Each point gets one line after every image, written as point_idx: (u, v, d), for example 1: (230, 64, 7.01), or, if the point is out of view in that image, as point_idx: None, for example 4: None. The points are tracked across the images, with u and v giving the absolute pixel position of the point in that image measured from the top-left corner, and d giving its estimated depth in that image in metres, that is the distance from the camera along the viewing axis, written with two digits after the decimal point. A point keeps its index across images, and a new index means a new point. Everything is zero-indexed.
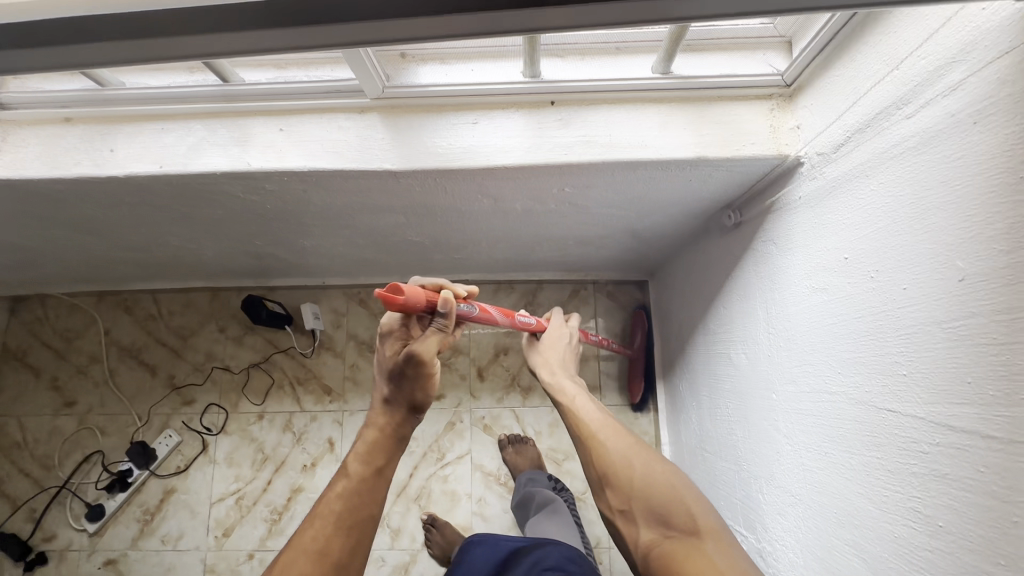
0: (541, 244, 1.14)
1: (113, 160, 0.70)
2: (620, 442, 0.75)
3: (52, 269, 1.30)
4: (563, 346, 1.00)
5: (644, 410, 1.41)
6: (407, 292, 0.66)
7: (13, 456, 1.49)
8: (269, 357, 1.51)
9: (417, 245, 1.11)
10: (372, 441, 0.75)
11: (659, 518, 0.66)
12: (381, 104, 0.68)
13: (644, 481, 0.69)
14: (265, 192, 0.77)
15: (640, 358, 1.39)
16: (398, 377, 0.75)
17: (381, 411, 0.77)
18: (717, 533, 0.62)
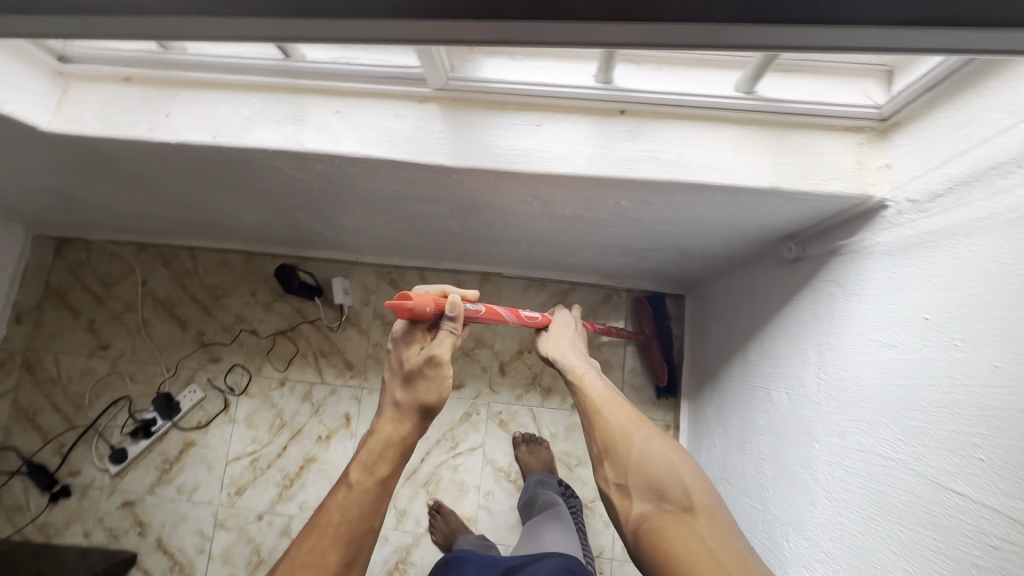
0: (584, 249, 1.10)
1: (168, 125, 0.69)
2: (624, 419, 0.77)
3: (98, 217, 1.32)
4: (569, 331, 1.01)
5: (672, 397, 1.38)
6: (416, 297, 0.71)
7: (47, 390, 1.55)
8: (296, 326, 1.52)
9: (456, 235, 1.08)
10: (380, 448, 0.76)
11: (651, 491, 0.67)
12: (442, 95, 0.65)
13: (642, 455, 0.71)
14: (314, 172, 0.76)
15: (657, 345, 1.37)
16: (411, 381, 0.78)
17: (388, 416, 0.79)
18: (710, 510, 0.62)
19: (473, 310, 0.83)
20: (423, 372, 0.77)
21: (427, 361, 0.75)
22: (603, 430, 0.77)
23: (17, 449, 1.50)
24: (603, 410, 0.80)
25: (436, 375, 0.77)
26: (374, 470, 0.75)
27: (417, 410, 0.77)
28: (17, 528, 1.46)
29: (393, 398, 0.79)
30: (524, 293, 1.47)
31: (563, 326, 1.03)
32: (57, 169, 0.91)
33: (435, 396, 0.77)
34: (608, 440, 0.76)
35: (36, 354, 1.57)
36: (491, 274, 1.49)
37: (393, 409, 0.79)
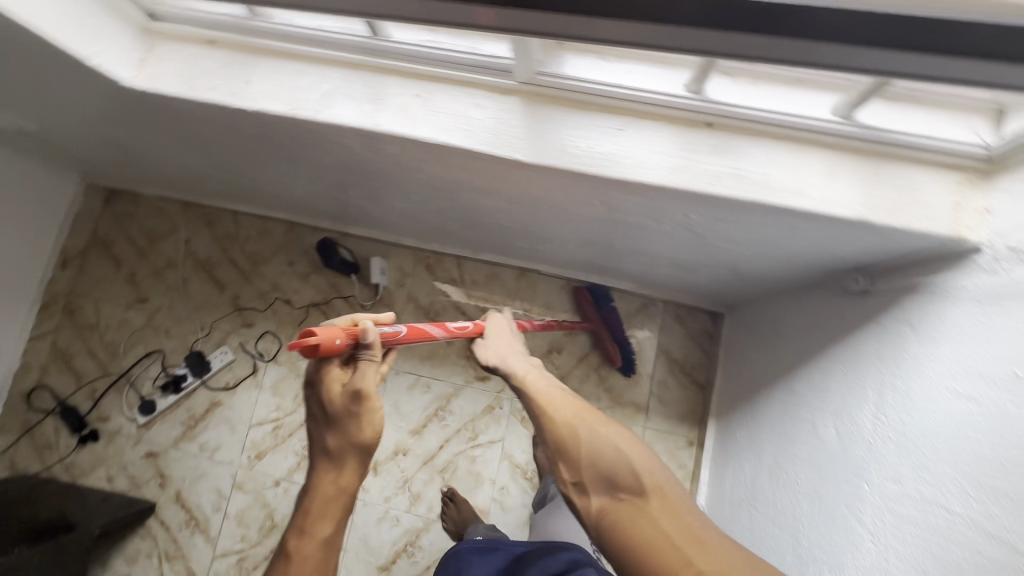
0: (633, 257, 1.08)
1: (247, 92, 0.69)
2: (570, 410, 0.65)
3: (151, 172, 1.34)
4: (509, 335, 0.90)
5: (631, 374, 1.40)
6: (321, 331, 0.61)
7: (84, 336, 1.59)
8: (329, 300, 1.53)
9: (505, 229, 1.08)
10: (319, 507, 0.67)
11: (603, 483, 0.58)
12: (526, 89, 0.64)
13: (591, 442, 0.60)
14: (382, 153, 0.75)
15: (603, 328, 1.39)
16: (341, 429, 0.67)
17: (321, 471, 0.68)
18: (665, 490, 0.55)
19: (392, 334, 0.73)
20: (352, 412, 0.67)
21: (355, 402, 0.66)
22: (547, 422, 0.65)
23: (52, 389, 1.55)
24: (546, 402, 0.68)
25: (366, 413, 0.67)
26: (317, 533, 0.66)
27: (354, 451, 0.67)
28: (45, 465, 1.51)
29: (323, 449, 0.68)
30: (559, 292, 1.47)
31: (501, 330, 0.92)
32: (125, 123, 0.92)
33: (371, 434, 0.68)
34: (554, 432, 0.63)
35: (76, 300, 1.60)
36: (527, 270, 1.48)
37: (325, 461, 0.68)
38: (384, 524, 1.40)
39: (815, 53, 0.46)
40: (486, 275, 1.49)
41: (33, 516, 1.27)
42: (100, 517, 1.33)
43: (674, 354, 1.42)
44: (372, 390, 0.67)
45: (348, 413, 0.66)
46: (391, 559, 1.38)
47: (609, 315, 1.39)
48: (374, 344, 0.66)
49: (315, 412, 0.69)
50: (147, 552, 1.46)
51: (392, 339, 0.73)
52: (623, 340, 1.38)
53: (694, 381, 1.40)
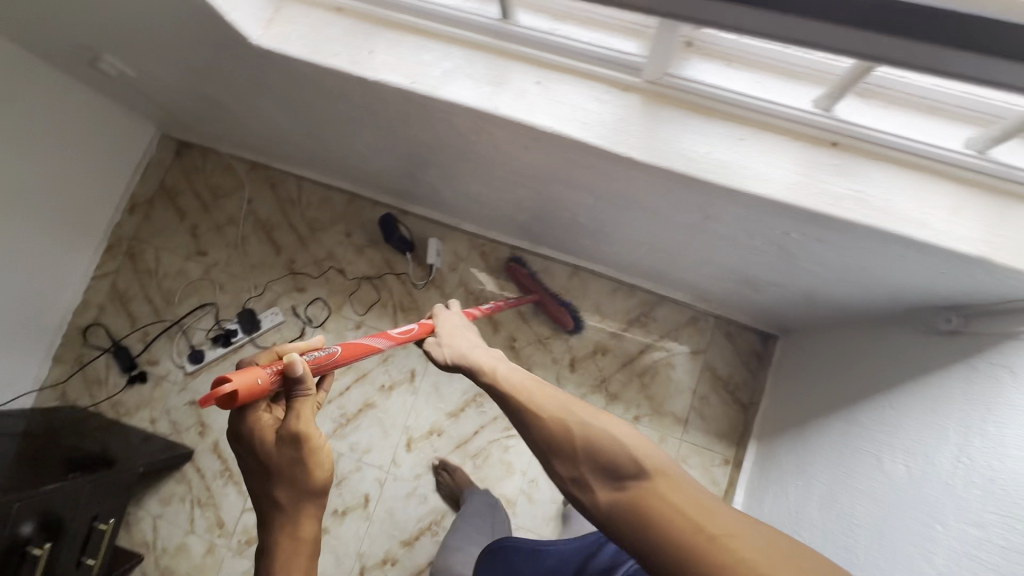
0: (705, 268, 1.07)
1: (369, 62, 0.70)
2: (545, 395, 0.61)
3: (229, 129, 1.37)
4: (466, 329, 0.82)
5: (581, 331, 1.46)
6: (241, 375, 0.59)
7: (142, 281, 1.64)
8: (381, 274, 1.55)
9: (578, 226, 1.08)
10: (280, 558, 0.63)
11: (603, 473, 0.52)
12: (648, 88, 0.64)
13: (583, 434, 0.55)
14: (487, 136, 0.76)
15: (545, 296, 1.43)
16: (287, 479, 0.64)
17: (275, 526, 0.64)
18: (670, 473, 0.50)
19: (326, 356, 0.71)
20: (294, 456, 0.63)
21: (293, 446, 0.63)
22: (527, 417, 0.60)
23: (107, 328, 1.60)
24: (515, 390, 0.63)
25: (310, 456, 0.64)
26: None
27: (304, 496, 0.64)
28: (93, 400, 1.56)
29: (274, 500, 0.64)
30: (610, 295, 1.47)
31: (455, 326, 0.83)
32: (228, 78, 0.94)
33: (322, 476, 0.65)
34: (541, 430, 0.58)
35: (138, 245, 1.65)
36: (580, 269, 1.48)
37: (280, 511, 0.65)
38: (412, 499, 1.43)
39: (967, 65, 0.48)
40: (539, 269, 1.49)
41: (79, 446, 1.32)
42: (141, 456, 1.38)
43: (719, 371, 1.41)
44: (310, 428, 0.64)
45: (291, 461, 0.63)
46: (414, 535, 1.41)
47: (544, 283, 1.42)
48: (305, 380, 0.64)
49: (254, 468, 0.65)
50: (180, 496, 1.51)
51: (327, 363, 0.71)
52: (567, 302, 1.43)
53: (738, 401, 1.38)
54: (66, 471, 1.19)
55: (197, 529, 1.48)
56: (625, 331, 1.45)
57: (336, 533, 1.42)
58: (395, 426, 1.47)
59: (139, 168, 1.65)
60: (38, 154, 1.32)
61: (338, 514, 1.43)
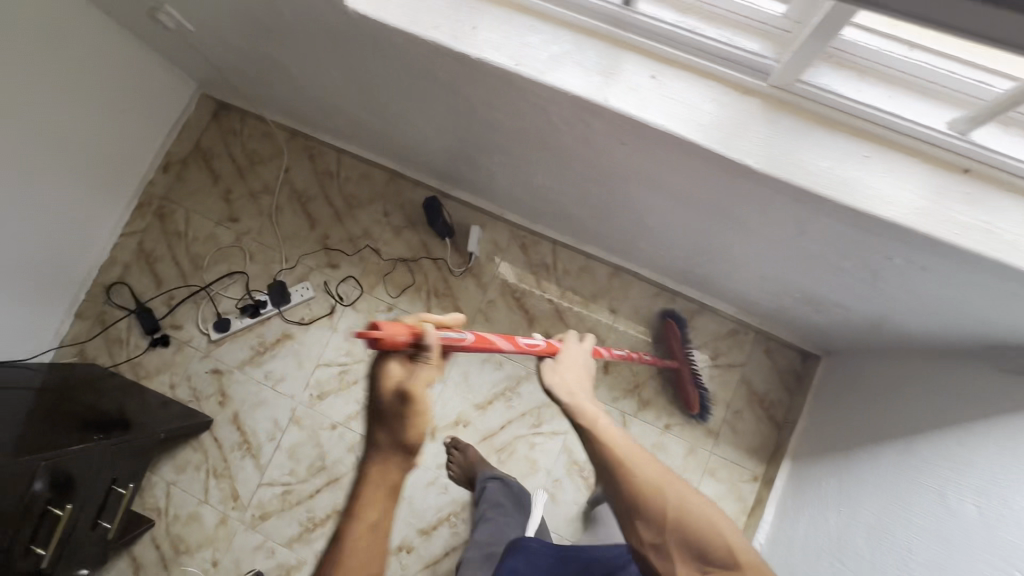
0: (770, 282, 1.04)
1: (471, 38, 0.66)
2: (653, 469, 0.63)
3: (277, 94, 1.33)
4: (584, 364, 0.79)
5: (700, 421, 1.38)
6: (386, 327, 0.57)
7: (171, 243, 1.60)
8: (418, 258, 1.52)
9: (641, 227, 1.05)
10: (366, 493, 0.61)
11: (694, 556, 0.60)
12: (773, 93, 0.61)
13: (684, 516, 0.61)
14: (581, 127, 0.72)
15: (686, 372, 1.34)
16: (387, 426, 0.60)
17: (368, 462, 0.61)
18: (757, 566, 0.59)
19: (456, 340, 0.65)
20: (396, 415, 0.59)
21: (403, 401, 0.59)
22: (634, 486, 0.62)
23: (132, 287, 1.57)
24: (626, 455, 0.64)
25: (414, 414, 0.59)
26: (365, 512, 0.61)
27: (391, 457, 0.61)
28: (113, 360, 1.53)
29: (371, 437, 0.61)
30: (651, 300, 1.44)
31: (567, 353, 0.80)
32: (299, 41, 0.90)
33: (419, 436, 0.60)
34: (645, 502, 0.61)
35: (169, 206, 1.61)
36: (623, 270, 1.45)
37: (371, 449, 0.62)
38: (433, 488, 1.41)
39: None
40: (580, 267, 1.47)
41: (95, 405, 1.28)
42: (157, 421, 1.35)
43: (755, 388, 1.39)
44: (422, 392, 0.59)
45: (395, 412, 0.59)
46: (433, 525, 1.40)
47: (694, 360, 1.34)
48: (432, 348, 0.59)
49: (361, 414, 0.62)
50: (196, 465, 1.48)
51: (455, 345, 0.66)
52: (702, 387, 1.34)
53: (771, 418, 1.37)
54: (83, 431, 1.15)
55: (211, 500, 1.46)
56: None
57: None
58: None
59: (176, 126, 1.60)
60: (77, 102, 1.27)
61: None
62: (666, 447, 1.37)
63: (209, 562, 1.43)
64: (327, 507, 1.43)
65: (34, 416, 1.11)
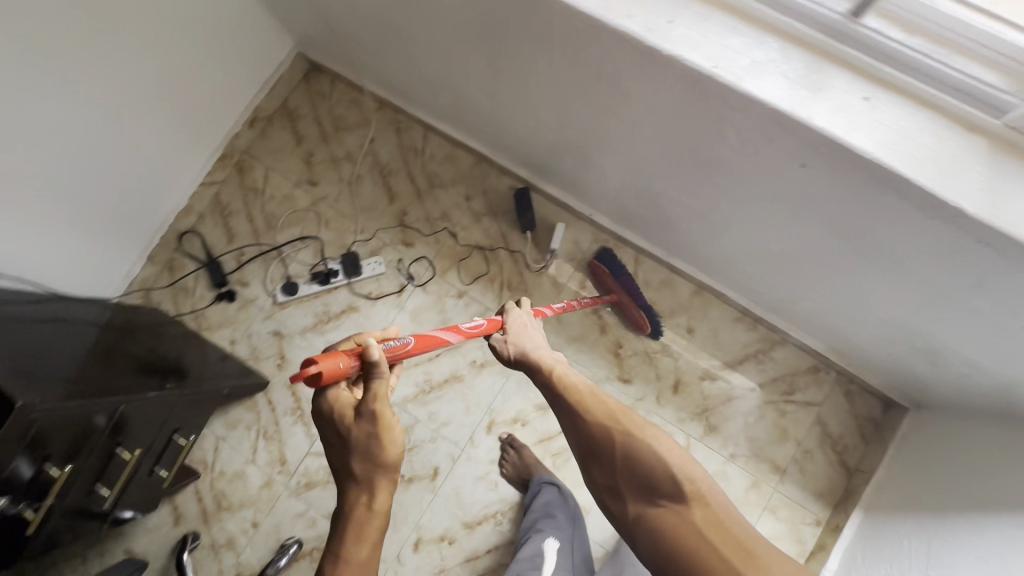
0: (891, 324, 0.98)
1: (667, 32, 0.62)
2: (604, 417, 0.70)
3: (379, 61, 1.29)
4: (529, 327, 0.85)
5: (658, 337, 1.38)
6: (323, 361, 0.68)
7: (247, 199, 1.58)
8: (495, 248, 1.48)
9: (760, 251, 1.00)
10: (356, 524, 0.71)
11: (643, 488, 0.66)
12: (998, 132, 0.60)
13: (634, 451, 0.67)
14: (759, 142, 0.68)
15: (626, 297, 1.35)
16: (361, 452, 0.72)
17: (353, 493, 0.72)
18: (705, 498, 0.64)
19: (400, 347, 0.78)
20: (369, 432, 0.71)
21: (372, 419, 0.71)
22: (587, 429, 0.70)
23: (204, 239, 1.56)
24: (580, 406, 0.72)
25: (382, 433, 0.71)
26: (354, 549, 0.70)
27: (372, 472, 0.71)
28: (178, 309, 1.53)
29: (350, 472, 0.72)
30: (731, 324, 1.39)
31: (525, 325, 0.85)
32: (443, 10, 0.86)
33: (393, 453, 0.72)
34: (595, 448, 0.69)
35: (249, 161, 1.60)
36: (706, 289, 1.40)
37: (353, 483, 0.72)
38: (483, 483, 1.39)
39: None
40: (662, 279, 1.42)
41: (154, 349, 1.27)
42: (215, 372, 1.34)
43: (830, 429, 1.33)
44: (384, 407, 0.71)
45: (366, 435, 0.72)
46: (477, 519, 1.37)
47: (630, 283, 1.34)
48: (380, 363, 0.71)
49: (336, 444, 0.73)
50: (247, 424, 1.48)
51: (400, 351, 0.78)
52: (648, 307, 1.34)
53: (843, 464, 1.31)
54: (142, 373, 1.14)
55: (257, 461, 1.46)
56: (739, 365, 1.37)
57: (397, 498, 1.39)
58: (479, 405, 1.43)
59: (268, 83, 1.58)
60: (177, 41, 1.25)
61: (403, 481, 1.40)
62: (729, 477, 1.33)
63: (249, 523, 1.43)
64: None
65: (94, 352, 1.10)
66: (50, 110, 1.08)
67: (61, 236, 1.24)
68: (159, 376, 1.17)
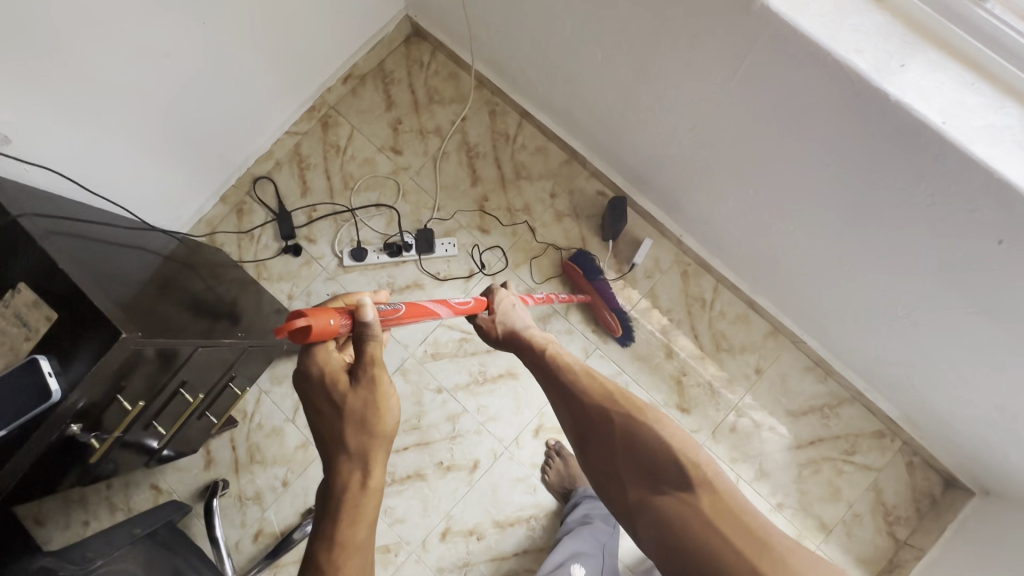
0: (1004, 404, 0.95)
1: (897, 74, 0.69)
2: (604, 398, 0.73)
3: (497, 39, 1.24)
4: (517, 310, 0.92)
5: (627, 346, 1.39)
6: (314, 316, 0.64)
7: (328, 155, 1.54)
8: (572, 250, 1.44)
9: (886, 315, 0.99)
10: (350, 503, 0.65)
11: (648, 474, 0.66)
12: None
13: (635, 434, 0.68)
14: (960, 213, 0.74)
15: (599, 299, 1.35)
16: (358, 419, 0.69)
17: (346, 467, 0.67)
18: (713, 486, 0.62)
19: (392, 312, 0.78)
20: (364, 400, 0.69)
21: (369, 385, 0.69)
22: (586, 409, 0.73)
23: (277, 187, 1.52)
24: (580, 388, 0.75)
25: (380, 400, 0.69)
26: (348, 532, 0.63)
27: (367, 439, 0.68)
28: (241, 254, 1.50)
29: (344, 444, 0.68)
30: (802, 372, 1.35)
31: (513, 306, 0.93)
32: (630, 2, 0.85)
33: (391, 421, 0.69)
34: (596, 430, 0.71)
35: (336, 117, 1.55)
36: (783, 332, 1.36)
37: (348, 458, 0.68)
38: (521, 485, 1.37)
39: None
40: (738, 314, 1.38)
41: (213, 288, 1.21)
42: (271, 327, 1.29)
43: (885, 498, 1.30)
44: (381, 373, 0.70)
45: (363, 403, 0.69)
46: (510, 520, 1.35)
47: (604, 286, 1.35)
48: (374, 324, 0.69)
49: (328, 410, 0.70)
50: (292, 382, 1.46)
51: (391, 317, 0.78)
52: (618, 311, 1.35)
53: (892, 535, 1.28)
54: (218, 317, 1.10)
55: (297, 421, 1.44)
56: (803, 415, 1.34)
57: (432, 484, 1.37)
58: (530, 406, 1.41)
59: (370, 41, 1.54)
60: None
61: (441, 467, 1.38)
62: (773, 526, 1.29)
63: (280, 481, 1.41)
64: (409, 467, 1.38)
65: (172, 283, 1.07)
66: (165, 24, 1.04)
67: (149, 158, 1.22)
68: (232, 322, 1.14)
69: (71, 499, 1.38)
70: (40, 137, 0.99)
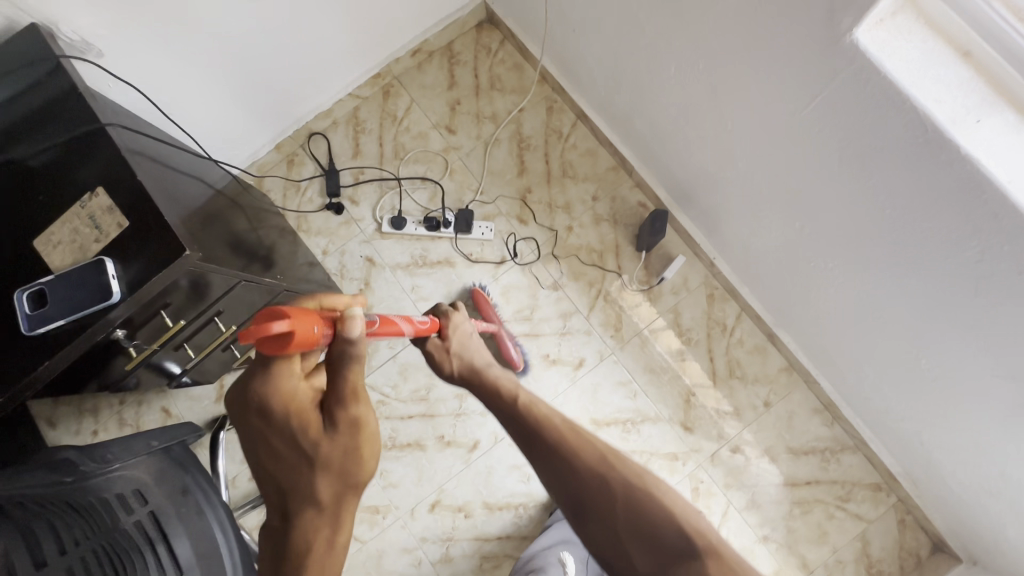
0: (1010, 473, 0.95)
1: (971, 129, 0.71)
2: (593, 454, 0.63)
3: (570, 38, 1.28)
4: (465, 333, 0.97)
5: (636, 348, 1.41)
6: (295, 319, 0.55)
7: (384, 123, 1.58)
8: (604, 255, 1.47)
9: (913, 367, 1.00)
10: (314, 565, 0.57)
11: (655, 549, 0.57)
12: None
13: (636, 504, 0.59)
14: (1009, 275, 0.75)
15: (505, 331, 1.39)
16: (333, 470, 0.58)
17: (310, 524, 0.58)
18: (723, 556, 0.55)
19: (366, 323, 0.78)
20: (341, 449, 0.59)
21: (348, 432, 0.59)
22: (576, 471, 0.62)
23: (330, 145, 1.56)
24: (566, 442, 0.65)
25: (363, 447, 0.59)
26: None
27: (340, 492, 0.59)
28: (284, 203, 1.54)
29: (315, 497, 0.58)
30: (809, 412, 1.36)
31: (465, 334, 0.97)
32: (716, 20, 0.88)
33: (369, 469, 0.60)
34: (589, 498, 0.60)
35: (398, 87, 1.59)
36: (797, 369, 1.37)
37: (317, 513, 0.58)
38: (516, 472, 1.40)
39: None
40: (756, 345, 1.40)
41: (256, 232, 1.25)
42: (304, 276, 1.33)
43: (871, 551, 1.30)
44: (360, 415, 0.60)
45: (342, 451, 0.59)
46: (499, 504, 1.38)
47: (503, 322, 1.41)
48: (359, 342, 0.59)
49: (291, 458, 0.58)
50: None
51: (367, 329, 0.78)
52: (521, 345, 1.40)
53: None
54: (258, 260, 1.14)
55: None
56: (804, 454, 1.35)
57: (430, 456, 1.40)
58: None
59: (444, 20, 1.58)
60: None
61: (441, 441, 1.41)
62: (755, 557, 1.31)
63: None
64: (410, 435, 1.41)
65: (221, 217, 1.11)
66: None
67: (221, 95, 1.26)
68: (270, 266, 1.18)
69: (85, 407, 1.44)
70: (131, 54, 1.04)
